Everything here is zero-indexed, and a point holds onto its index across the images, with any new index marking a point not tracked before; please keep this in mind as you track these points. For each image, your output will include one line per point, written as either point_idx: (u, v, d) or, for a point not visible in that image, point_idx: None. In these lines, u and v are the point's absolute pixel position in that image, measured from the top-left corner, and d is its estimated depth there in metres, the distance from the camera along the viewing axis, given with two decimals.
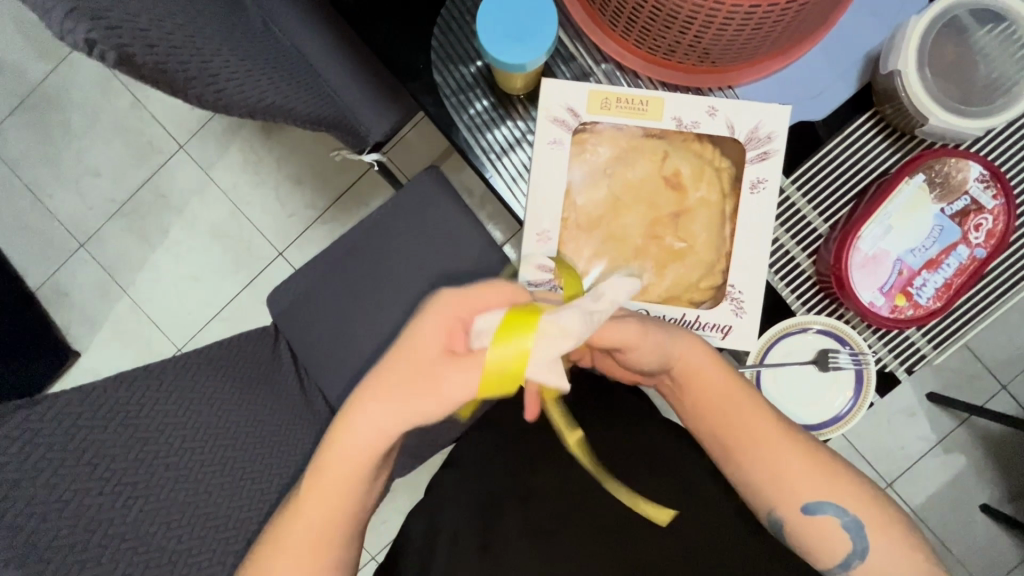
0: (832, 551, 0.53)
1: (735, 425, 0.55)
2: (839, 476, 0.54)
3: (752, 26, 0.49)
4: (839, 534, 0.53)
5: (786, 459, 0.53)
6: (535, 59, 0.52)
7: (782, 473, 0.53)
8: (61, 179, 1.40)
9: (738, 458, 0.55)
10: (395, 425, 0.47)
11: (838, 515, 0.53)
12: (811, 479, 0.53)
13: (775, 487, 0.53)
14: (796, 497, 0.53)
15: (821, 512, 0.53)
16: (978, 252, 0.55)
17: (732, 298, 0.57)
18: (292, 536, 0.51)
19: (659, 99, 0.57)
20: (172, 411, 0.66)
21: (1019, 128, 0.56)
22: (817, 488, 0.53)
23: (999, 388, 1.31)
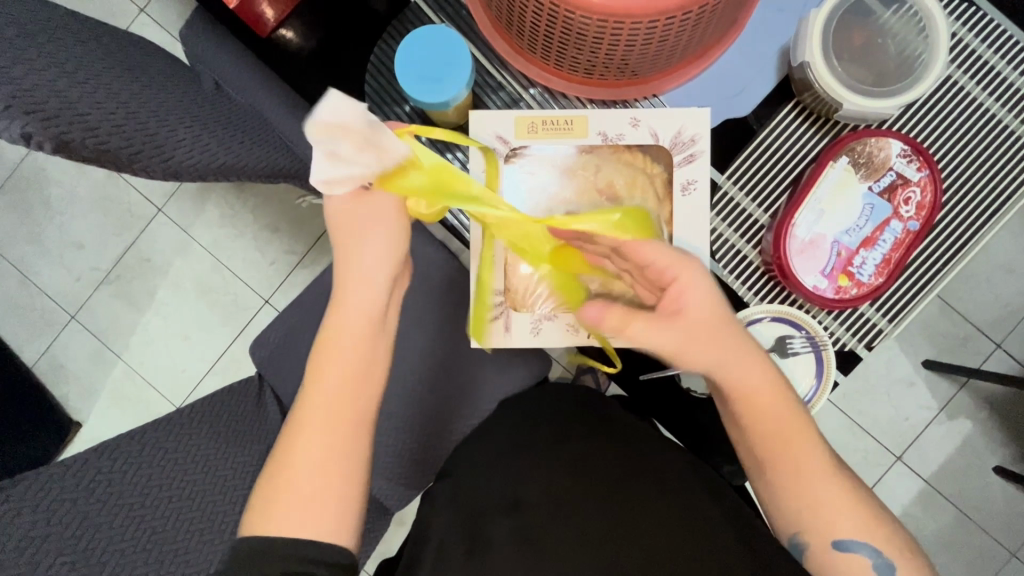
0: None
1: (780, 446, 0.55)
2: (875, 518, 0.54)
3: (657, 39, 0.51)
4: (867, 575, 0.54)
5: (834, 501, 0.54)
6: (456, 94, 0.55)
7: (824, 506, 0.54)
8: (47, 254, 1.44)
9: (778, 477, 0.55)
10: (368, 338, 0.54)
11: (870, 556, 0.53)
12: (850, 518, 0.54)
13: (810, 516, 0.54)
14: (833, 529, 0.54)
15: (852, 550, 0.54)
16: (911, 225, 0.57)
17: None
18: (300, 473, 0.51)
19: (582, 117, 0.60)
20: (156, 473, 0.68)
21: (937, 100, 0.58)
22: (851, 526, 0.54)
23: (994, 347, 1.31)
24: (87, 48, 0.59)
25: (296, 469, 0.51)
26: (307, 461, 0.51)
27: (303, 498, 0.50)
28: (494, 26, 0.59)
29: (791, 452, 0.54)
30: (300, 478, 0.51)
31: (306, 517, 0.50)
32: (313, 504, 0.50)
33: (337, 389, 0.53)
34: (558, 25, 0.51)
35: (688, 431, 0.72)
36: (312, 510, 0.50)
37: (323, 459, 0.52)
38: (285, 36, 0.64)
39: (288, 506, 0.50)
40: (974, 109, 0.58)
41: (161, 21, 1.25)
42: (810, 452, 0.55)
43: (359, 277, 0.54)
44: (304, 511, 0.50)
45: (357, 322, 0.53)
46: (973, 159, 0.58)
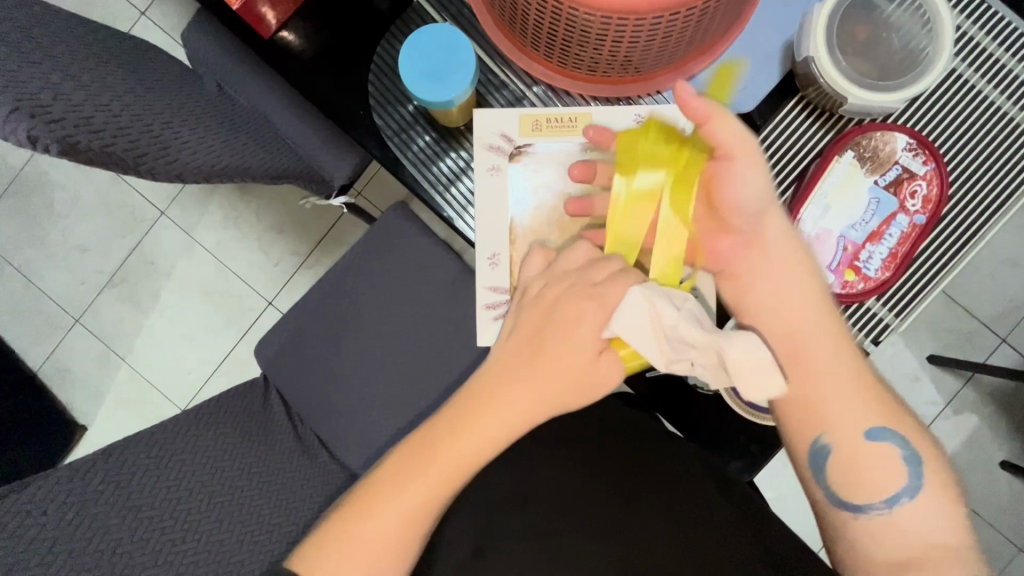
0: (882, 485, 0.50)
1: (799, 341, 0.54)
2: (890, 413, 0.53)
3: (661, 35, 0.51)
4: (894, 469, 0.50)
5: (854, 392, 0.53)
6: (459, 93, 0.53)
7: (841, 401, 0.52)
8: (51, 259, 1.44)
9: (801, 373, 0.53)
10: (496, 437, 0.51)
11: (888, 448, 0.51)
12: (868, 410, 0.52)
13: (831, 403, 0.52)
14: (852, 421, 0.52)
15: (879, 438, 0.51)
16: (918, 219, 0.56)
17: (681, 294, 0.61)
18: (366, 529, 0.50)
19: (586, 114, 0.60)
20: (164, 475, 0.68)
21: (942, 93, 0.58)
22: (874, 416, 0.52)
23: (999, 342, 1.31)
24: (90, 52, 0.59)
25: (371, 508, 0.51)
26: (392, 511, 0.50)
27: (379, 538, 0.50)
28: (497, 24, 0.59)
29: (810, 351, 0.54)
30: (388, 523, 0.50)
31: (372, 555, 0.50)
32: (374, 550, 0.50)
33: (443, 469, 0.51)
34: (562, 22, 0.51)
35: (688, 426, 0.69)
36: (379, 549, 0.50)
37: (402, 524, 0.50)
38: (287, 37, 0.62)
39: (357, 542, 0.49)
40: (981, 103, 0.58)
41: (162, 24, 1.25)
42: (832, 348, 0.54)
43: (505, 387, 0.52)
44: (372, 557, 0.49)
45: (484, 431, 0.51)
46: (979, 153, 0.58)
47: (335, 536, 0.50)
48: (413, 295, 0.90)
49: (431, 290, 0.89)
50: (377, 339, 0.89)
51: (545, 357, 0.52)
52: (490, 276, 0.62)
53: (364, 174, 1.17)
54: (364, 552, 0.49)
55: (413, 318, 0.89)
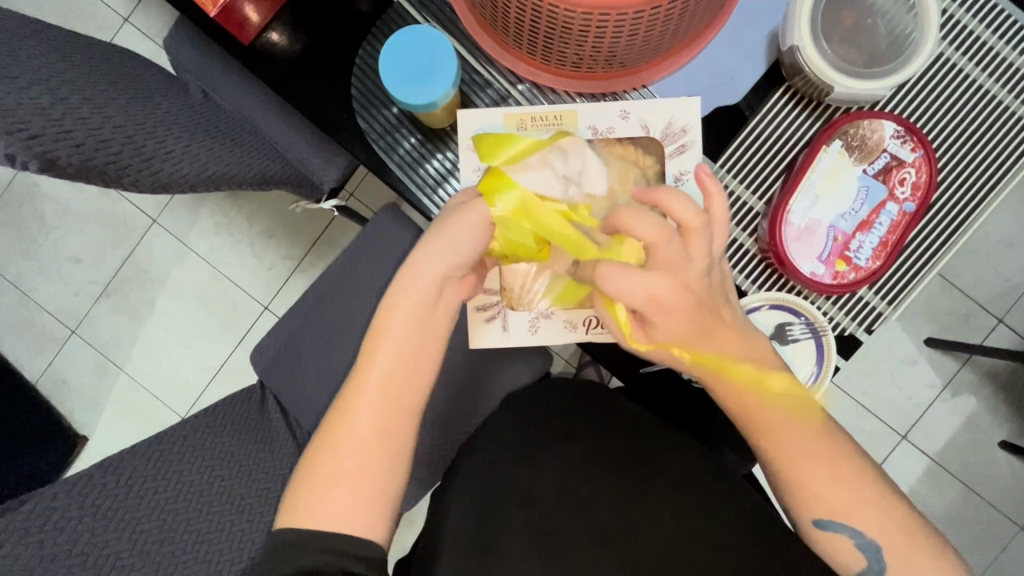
0: (838, 560, 0.53)
1: (764, 441, 0.55)
2: (860, 498, 0.53)
3: (644, 29, 0.50)
4: (852, 552, 0.53)
5: (821, 473, 0.53)
6: (443, 94, 0.52)
7: (812, 494, 0.53)
8: (45, 271, 1.44)
9: (771, 473, 0.56)
10: (416, 315, 0.56)
11: (853, 535, 0.53)
12: (836, 499, 0.53)
13: (801, 495, 0.54)
14: (818, 505, 0.53)
15: (832, 530, 0.53)
16: (907, 207, 0.56)
17: None
18: (340, 462, 0.53)
19: (571, 111, 0.60)
20: (162, 486, 0.69)
21: (929, 78, 0.58)
22: (841, 509, 0.53)
23: (996, 322, 1.31)
24: (68, 63, 0.59)
25: (336, 454, 0.54)
26: (352, 451, 0.54)
27: (344, 482, 0.53)
28: (478, 22, 0.58)
29: (781, 462, 0.54)
30: (345, 462, 0.53)
31: (342, 504, 0.52)
32: (344, 494, 0.52)
33: (389, 360, 0.55)
34: (544, 19, 0.50)
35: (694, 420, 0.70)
36: (346, 492, 0.53)
37: (365, 457, 0.54)
38: (273, 38, 0.62)
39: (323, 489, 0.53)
40: (969, 86, 0.57)
41: (145, 30, 1.24)
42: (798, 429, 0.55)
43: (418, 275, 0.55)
44: (338, 499, 0.52)
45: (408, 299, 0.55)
46: (968, 137, 0.58)
47: (307, 487, 0.53)
48: None
49: None
50: None
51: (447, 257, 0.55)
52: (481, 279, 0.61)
53: (355, 176, 1.16)
54: (337, 493, 0.52)
55: None
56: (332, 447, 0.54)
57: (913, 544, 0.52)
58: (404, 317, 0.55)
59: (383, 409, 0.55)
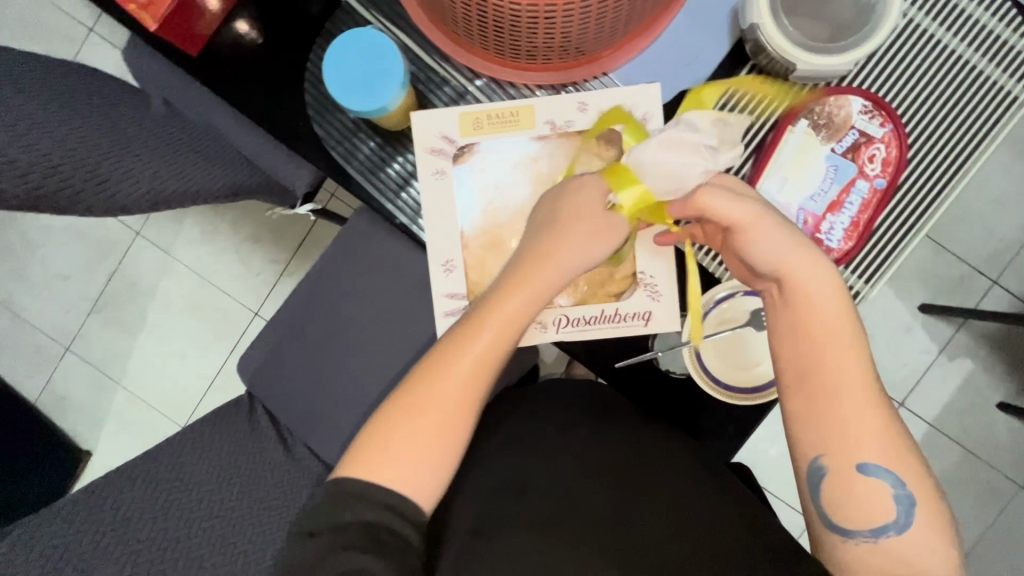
0: (869, 511, 0.49)
1: (829, 369, 0.51)
2: (906, 446, 0.50)
3: (595, 16, 0.49)
4: (885, 505, 0.49)
5: (869, 414, 0.50)
6: (392, 97, 0.50)
7: (860, 427, 0.50)
8: (34, 290, 1.44)
9: (827, 404, 0.50)
10: (530, 299, 0.53)
11: (892, 484, 0.49)
12: (886, 439, 0.50)
13: (849, 434, 0.50)
14: (862, 448, 0.49)
15: (875, 474, 0.49)
16: (879, 183, 0.55)
17: (647, 285, 0.60)
18: (416, 424, 0.52)
19: (528, 107, 0.58)
20: (149, 504, 0.77)
21: (900, 48, 0.56)
22: (885, 452, 0.49)
23: (991, 284, 1.29)
24: (14, 86, 0.58)
25: (415, 415, 0.52)
26: (431, 414, 0.52)
27: (422, 442, 0.51)
28: (430, 18, 0.56)
29: (846, 395, 0.50)
30: (425, 427, 0.52)
31: (409, 473, 0.51)
32: (410, 464, 0.51)
33: (491, 337, 0.53)
34: (490, 11, 0.48)
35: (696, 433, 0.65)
36: (409, 464, 0.51)
37: (432, 430, 0.52)
38: (239, 30, 0.59)
39: (397, 446, 0.51)
40: (942, 53, 0.56)
41: (110, 40, 1.21)
42: (851, 367, 0.51)
43: (558, 251, 0.53)
44: (411, 459, 0.51)
45: (536, 280, 0.53)
46: (944, 107, 0.56)
47: (372, 448, 0.51)
48: (389, 298, 0.89)
49: (406, 291, 0.88)
50: (358, 344, 0.89)
51: (575, 228, 0.53)
52: (445, 285, 0.59)
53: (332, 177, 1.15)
54: (401, 456, 0.51)
55: (391, 321, 0.88)
56: (416, 410, 0.52)
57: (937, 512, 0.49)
58: (522, 297, 0.53)
59: (475, 375, 0.53)
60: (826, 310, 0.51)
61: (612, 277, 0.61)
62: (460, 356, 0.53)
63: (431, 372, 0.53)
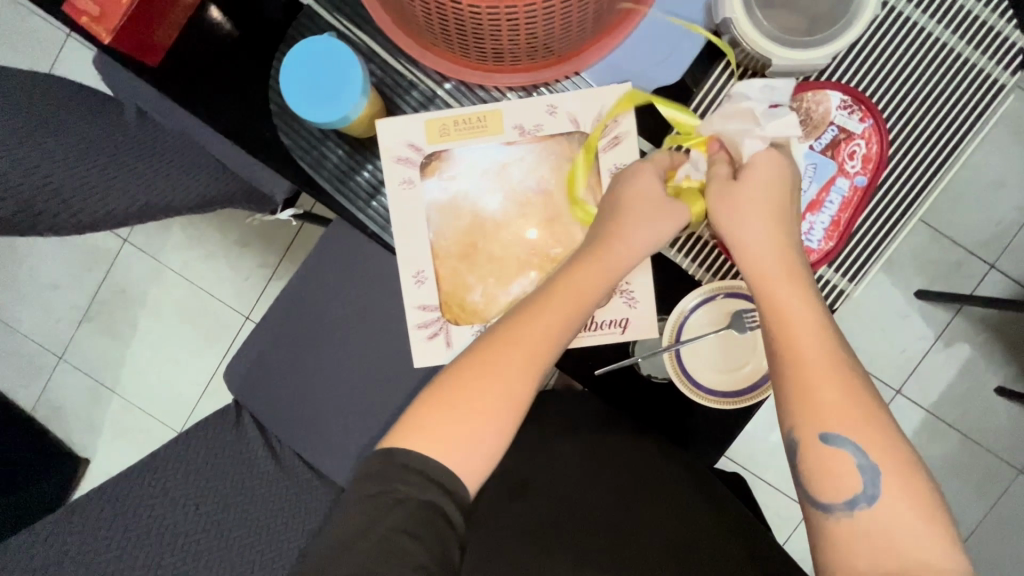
0: (835, 483, 0.45)
1: (785, 331, 0.47)
2: (870, 413, 0.45)
3: (560, 17, 0.47)
4: (851, 476, 0.44)
5: (830, 380, 0.45)
6: (353, 107, 0.48)
7: (817, 394, 0.45)
8: (25, 300, 1.43)
9: (778, 372, 0.47)
10: (600, 277, 0.51)
11: (855, 453, 0.44)
12: (845, 407, 0.45)
13: (809, 400, 0.46)
14: (823, 415, 0.45)
15: (839, 444, 0.45)
16: (859, 180, 0.54)
17: (623, 293, 0.58)
18: (478, 394, 0.48)
19: (496, 111, 0.56)
20: (136, 522, 0.77)
21: (883, 36, 0.53)
22: (850, 419, 0.45)
23: (988, 268, 1.27)
24: None
25: (482, 384, 0.48)
26: (494, 386, 0.48)
27: (477, 416, 0.47)
28: (391, 19, 0.54)
29: (797, 366, 0.46)
30: (481, 396, 0.47)
31: (473, 443, 0.46)
32: (475, 432, 0.47)
33: (555, 314, 0.50)
34: (451, 14, 0.47)
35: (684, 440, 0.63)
36: (463, 440, 0.46)
37: (494, 403, 0.48)
38: (216, 18, 0.57)
39: (448, 415, 0.47)
40: (925, 39, 0.53)
41: (86, 45, 1.19)
42: (811, 328, 0.47)
43: (633, 226, 0.51)
44: (461, 442, 0.46)
45: (609, 256, 0.51)
46: (928, 98, 0.54)
47: (433, 410, 0.47)
48: (373, 303, 0.88)
49: (390, 296, 0.87)
50: (343, 350, 0.88)
51: (641, 205, 0.52)
52: (418, 297, 0.58)
53: None
54: (470, 426, 0.47)
55: (375, 326, 0.87)
56: (484, 376, 0.48)
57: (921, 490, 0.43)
58: (592, 274, 0.51)
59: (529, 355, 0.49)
60: (775, 267, 0.49)
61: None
62: (522, 325, 0.49)
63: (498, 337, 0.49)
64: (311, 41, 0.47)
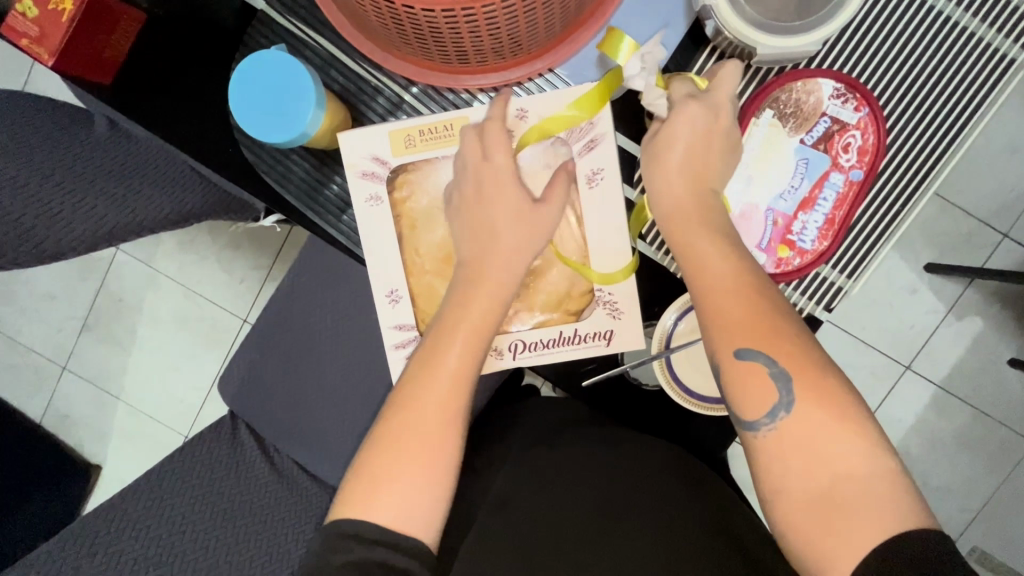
0: (757, 399, 0.43)
1: (697, 264, 0.47)
2: (780, 327, 0.44)
3: (522, 16, 0.44)
4: (766, 388, 0.43)
5: (736, 302, 0.45)
6: (309, 118, 0.47)
7: (722, 317, 0.45)
8: (26, 312, 1.44)
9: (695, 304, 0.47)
10: (485, 301, 0.50)
11: (768, 364, 0.44)
12: (753, 325, 0.44)
13: (720, 324, 0.45)
14: (731, 334, 0.45)
15: (751, 359, 0.44)
16: (854, 175, 0.51)
17: (605, 304, 0.56)
18: (409, 432, 0.47)
19: (463, 118, 0.53)
20: (130, 545, 0.75)
21: (876, 16, 0.50)
22: (757, 335, 0.44)
23: (1000, 238, 1.22)
24: None
25: (408, 430, 0.47)
26: (417, 425, 0.47)
27: (418, 447, 0.46)
28: (349, 20, 0.50)
29: (705, 292, 0.46)
30: (423, 398, 0.47)
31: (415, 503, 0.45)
32: (416, 474, 0.46)
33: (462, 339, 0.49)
34: (406, 18, 0.44)
35: (690, 443, 0.64)
36: (407, 495, 0.45)
37: (427, 434, 0.47)
38: (163, 31, 0.55)
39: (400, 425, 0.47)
40: (925, 14, 0.50)
41: None
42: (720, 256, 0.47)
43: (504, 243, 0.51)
44: (413, 463, 0.46)
45: (495, 273, 0.50)
46: (929, 79, 0.51)
47: (369, 467, 0.46)
48: (361, 309, 0.86)
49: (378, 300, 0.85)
50: (332, 357, 0.87)
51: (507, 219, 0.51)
52: (394, 315, 0.56)
53: None
54: (404, 478, 0.46)
55: (363, 331, 0.85)
56: (406, 428, 0.47)
57: (841, 402, 0.42)
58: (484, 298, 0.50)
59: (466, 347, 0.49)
60: (688, 199, 0.49)
61: (571, 293, 0.56)
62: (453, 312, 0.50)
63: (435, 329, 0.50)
64: (250, 56, 0.46)
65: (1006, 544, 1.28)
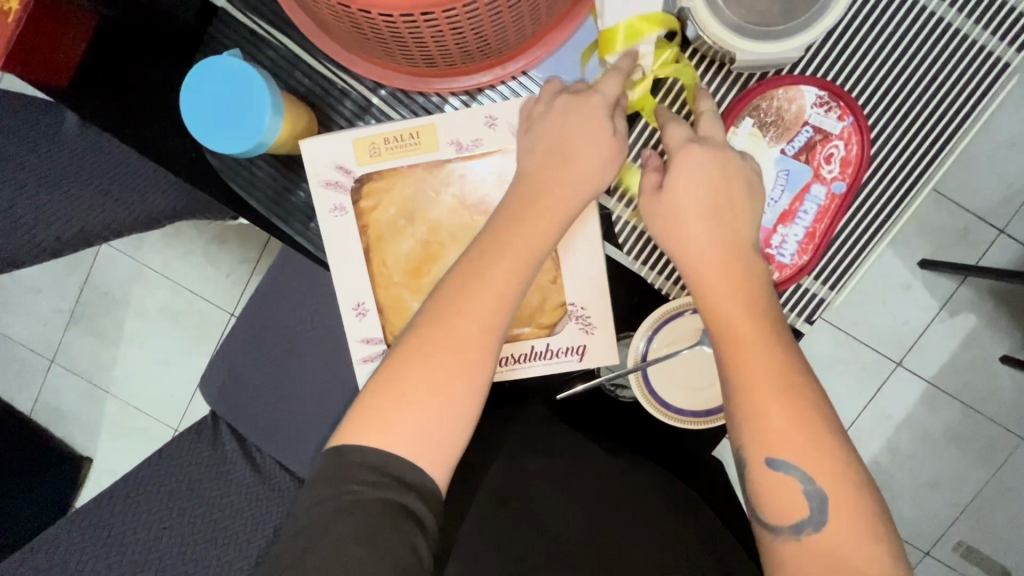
0: (782, 506, 0.41)
1: (738, 355, 0.42)
2: (823, 441, 0.41)
3: (488, 20, 0.42)
4: (795, 499, 0.41)
5: (777, 404, 0.41)
6: (266, 120, 0.45)
7: (761, 418, 0.41)
8: (13, 305, 1.43)
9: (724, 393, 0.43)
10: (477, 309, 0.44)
11: (802, 478, 0.41)
12: (793, 429, 0.41)
13: (757, 427, 0.41)
14: (769, 438, 0.41)
15: (784, 469, 0.41)
16: (836, 186, 0.50)
17: (578, 318, 0.55)
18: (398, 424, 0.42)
19: (429, 126, 0.51)
20: (116, 548, 0.77)
21: (864, 18, 0.48)
22: (795, 445, 0.41)
23: (996, 233, 1.20)
24: None
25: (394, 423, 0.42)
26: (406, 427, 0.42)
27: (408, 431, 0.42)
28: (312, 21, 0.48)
29: (743, 390, 0.42)
30: (413, 412, 0.42)
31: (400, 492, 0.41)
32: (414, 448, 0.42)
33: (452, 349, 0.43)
34: (365, 22, 0.42)
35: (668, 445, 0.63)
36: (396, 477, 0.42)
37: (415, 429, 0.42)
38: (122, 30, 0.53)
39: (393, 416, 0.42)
40: (916, 15, 0.48)
41: None
42: (765, 353, 0.42)
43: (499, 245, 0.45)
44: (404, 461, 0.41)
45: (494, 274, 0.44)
46: (919, 83, 0.49)
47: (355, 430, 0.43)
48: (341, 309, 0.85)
49: None
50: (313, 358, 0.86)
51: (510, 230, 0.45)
52: (361, 329, 0.54)
53: None
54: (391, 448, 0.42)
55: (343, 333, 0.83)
56: (396, 420, 0.42)
57: (861, 516, 0.40)
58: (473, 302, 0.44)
59: (444, 414, 0.43)
60: (722, 277, 0.44)
61: (543, 307, 0.55)
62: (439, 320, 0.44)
63: (406, 360, 0.44)
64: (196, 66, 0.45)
65: (993, 540, 1.28)
